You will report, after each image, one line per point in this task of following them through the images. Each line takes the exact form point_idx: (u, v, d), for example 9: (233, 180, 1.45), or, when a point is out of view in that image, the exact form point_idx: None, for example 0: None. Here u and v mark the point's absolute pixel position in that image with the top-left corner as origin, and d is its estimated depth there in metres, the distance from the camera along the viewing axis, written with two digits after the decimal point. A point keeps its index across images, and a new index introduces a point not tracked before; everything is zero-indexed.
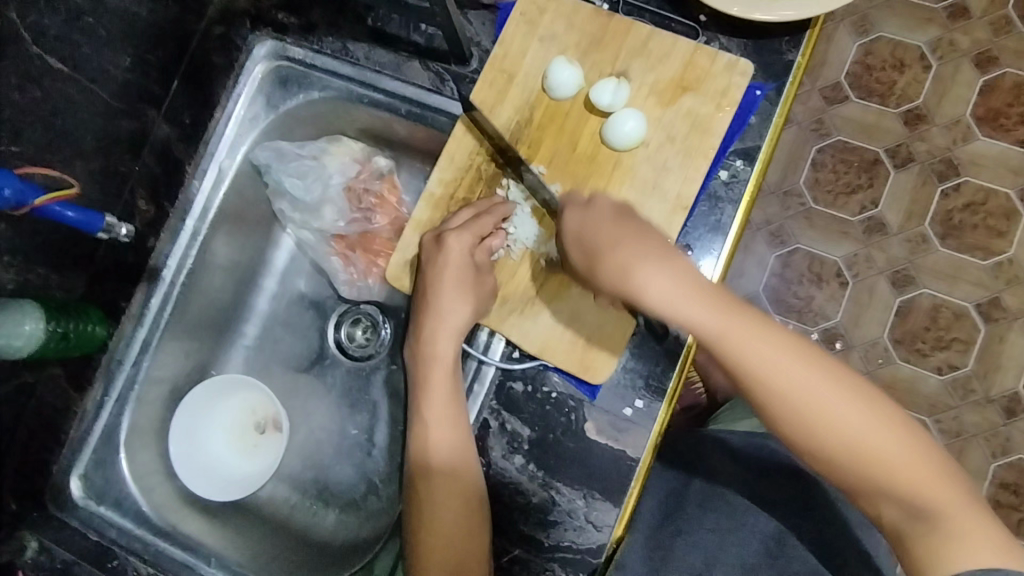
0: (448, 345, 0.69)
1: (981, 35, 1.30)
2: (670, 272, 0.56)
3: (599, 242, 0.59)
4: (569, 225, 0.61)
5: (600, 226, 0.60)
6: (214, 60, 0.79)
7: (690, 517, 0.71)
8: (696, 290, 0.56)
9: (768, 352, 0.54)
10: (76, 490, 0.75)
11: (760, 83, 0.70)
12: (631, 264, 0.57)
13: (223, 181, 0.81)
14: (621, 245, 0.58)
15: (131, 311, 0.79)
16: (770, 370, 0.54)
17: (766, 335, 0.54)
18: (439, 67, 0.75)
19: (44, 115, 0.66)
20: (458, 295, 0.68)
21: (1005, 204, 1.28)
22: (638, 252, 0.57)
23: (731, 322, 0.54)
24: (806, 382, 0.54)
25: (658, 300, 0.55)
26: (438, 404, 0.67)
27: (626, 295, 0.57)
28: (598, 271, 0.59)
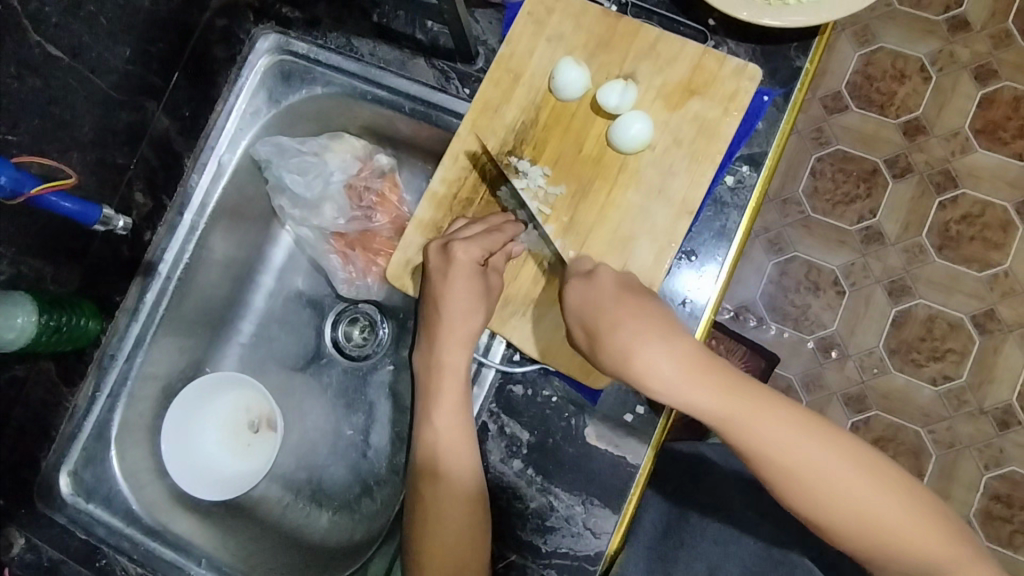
0: (458, 354, 0.67)
1: (981, 47, 1.31)
2: (674, 352, 0.54)
3: (602, 322, 0.57)
4: (572, 298, 0.60)
5: (601, 301, 0.59)
6: (216, 53, 0.78)
7: (690, 528, 0.69)
8: (704, 370, 0.54)
9: (776, 433, 0.53)
10: (65, 487, 0.74)
11: (768, 89, 0.70)
12: (632, 344, 0.55)
13: (223, 176, 0.79)
14: (620, 324, 0.56)
15: (125, 305, 0.77)
16: (778, 451, 0.53)
17: (773, 415, 0.53)
18: (445, 66, 0.75)
19: (42, 104, 0.65)
20: (469, 303, 0.66)
21: (1002, 216, 1.28)
22: (645, 335, 0.55)
23: (738, 404, 0.53)
24: (818, 461, 0.53)
25: (667, 380, 0.54)
26: (446, 412, 0.66)
27: (638, 381, 0.55)
28: (607, 344, 0.56)
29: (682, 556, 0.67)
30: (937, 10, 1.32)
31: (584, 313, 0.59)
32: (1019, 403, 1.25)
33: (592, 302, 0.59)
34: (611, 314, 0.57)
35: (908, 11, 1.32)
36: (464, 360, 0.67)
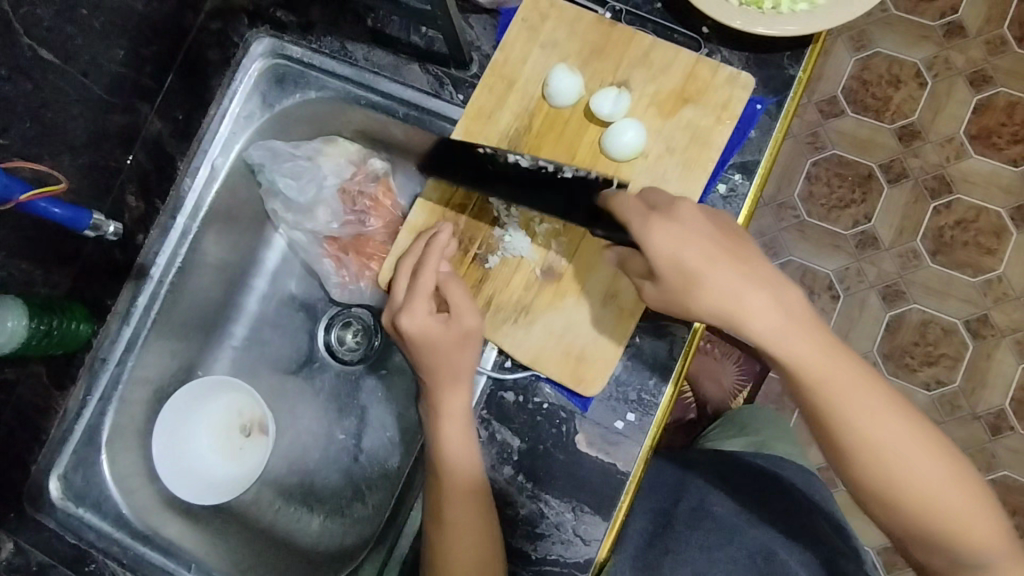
0: (454, 397, 0.66)
1: (977, 54, 1.31)
2: (770, 297, 0.57)
3: (690, 253, 0.57)
4: (660, 238, 0.58)
5: (702, 247, 0.58)
6: (210, 56, 0.78)
7: (678, 535, 0.69)
8: (795, 313, 0.57)
9: (849, 381, 0.56)
10: (55, 491, 0.74)
11: (761, 97, 0.70)
12: (730, 284, 0.57)
13: (216, 180, 0.79)
14: (721, 263, 0.57)
15: (117, 308, 0.78)
16: (848, 396, 0.56)
17: (848, 365, 0.57)
18: (438, 71, 0.75)
19: (33, 107, 0.64)
20: (450, 347, 0.65)
21: (996, 222, 1.29)
22: (743, 280, 0.57)
23: (819, 348, 0.57)
24: (879, 415, 0.56)
25: (754, 322, 0.56)
26: (452, 449, 0.64)
27: (725, 316, 0.57)
28: (695, 287, 0.57)
29: (668, 561, 0.67)
30: (933, 16, 1.32)
31: (674, 245, 0.58)
32: (1011, 407, 1.26)
33: (678, 241, 0.58)
34: (706, 249, 0.57)
35: (904, 17, 1.33)
36: (462, 400, 0.66)
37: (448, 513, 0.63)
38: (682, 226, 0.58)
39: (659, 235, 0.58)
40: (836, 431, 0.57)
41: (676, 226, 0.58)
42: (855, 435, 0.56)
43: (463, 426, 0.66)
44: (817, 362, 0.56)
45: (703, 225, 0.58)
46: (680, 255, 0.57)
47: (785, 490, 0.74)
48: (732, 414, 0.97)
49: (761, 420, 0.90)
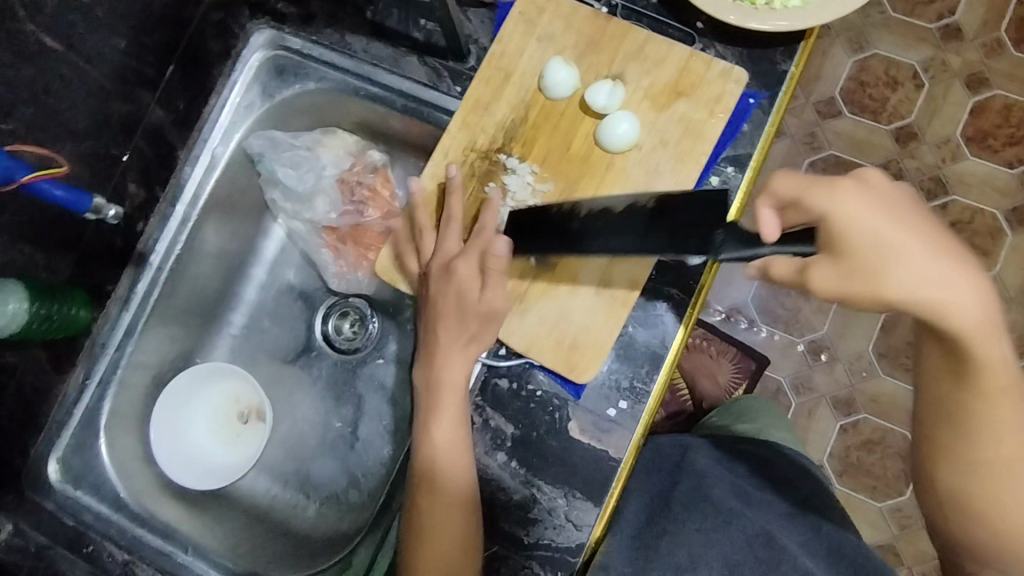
0: (459, 368, 0.67)
1: (973, 56, 1.33)
2: (979, 298, 0.43)
3: (882, 241, 0.42)
4: (857, 205, 0.42)
5: (922, 229, 0.43)
6: (212, 47, 0.79)
7: (675, 517, 0.66)
8: (994, 325, 0.44)
9: (1006, 401, 0.48)
10: (53, 474, 0.75)
11: (754, 91, 0.71)
12: (941, 284, 0.42)
13: (216, 168, 0.81)
14: (933, 253, 0.42)
15: (118, 294, 0.79)
16: (992, 412, 0.49)
17: (1019, 384, 0.48)
18: (437, 63, 0.76)
19: (37, 94, 0.65)
20: (471, 313, 0.67)
21: (992, 223, 1.30)
22: (955, 279, 0.42)
23: (997, 361, 0.46)
24: (1011, 437, 0.50)
25: (961, 323, 0.43)
26: (446, 418, 0.66)
27: (904, 310, 0.43)
28: (884, 279, 0.42)
29: (664, 544, 0.64)
30: (930, 18, 1.33)
31: (862, 218, 0.42)
32: None
33: (868, 216, 0.42)
34: (909, 234, 0.43)
35: (901, 19, 1.34)
36: (463, 372, 0.67)
37: (432, 482, 0.64)
38: (864, 204, 0.43)
39: (839, 207, 0.43)
40: (949, 432, 0.52)
41: (857, 193, 0.43)
42: (972, 447, 0.51)
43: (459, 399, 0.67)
44: (985, 377, 0.47)
45: (889, 192, 0.44)
46: (871, 241, 0.42)
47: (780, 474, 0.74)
48: (732, 402, 0.97)
49: (753, 410, 0.90)
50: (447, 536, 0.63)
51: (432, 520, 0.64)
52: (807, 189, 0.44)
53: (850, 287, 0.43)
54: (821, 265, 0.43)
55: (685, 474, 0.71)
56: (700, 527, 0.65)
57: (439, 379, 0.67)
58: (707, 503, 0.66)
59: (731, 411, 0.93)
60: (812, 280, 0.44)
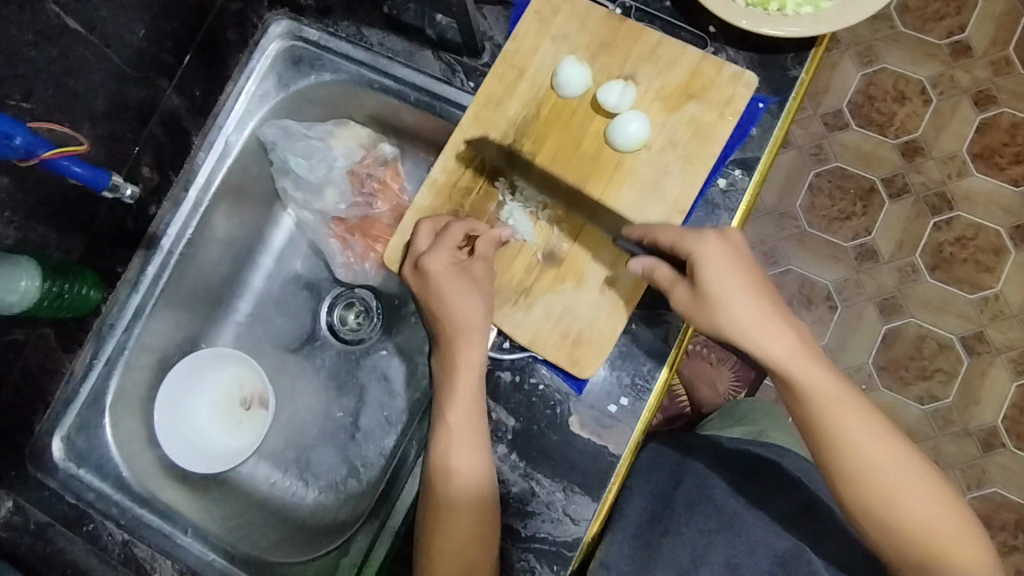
0: (473, 352, 0.65)
1: (982, 74, 1.33)
2: (777, 320, 0.57)
3: (716, 270, 0.58)
4: (665, 237, 0.61)
5: (735, 265, 0.58)
6: (230, 35, 0.80)
7: (678, 518, 0.69)
8: (801, 347, 0.57)
9: (848, 414, 0.56)
10: (58, 451, 0.75)
11: (764, 96, 0.72)
12: (751, 309, 0.57)
13: (229, 156, 0.81)
14: (741, 285, 0.57)
15: (126, 276, 0.79)
16: (842, 426, 0.56)
17: (852, 399, 0.57)
18: (451, 59, 0.77)
19: (57, 75, 0.67)
20: (467, 295, 0.66)
21: (995, 240, 1.30)
22: (766, 310, 0.57)
23: (829, 379, 0.56)
24: (870, 448, 0.56)
25: (776, 348, 0.56)
26: (460, 410, 0.65)
27: (735, 330, 0.57)
28: (715, 300, 0.58)
29: (666, 543, 0.67)
30: (940, 35, 1.35)
31: (704, 257, 0.58)
32: (1003, 425, 1.27)
33: (706, 252, 0.58)
34: (734, 274, 0.58)
35: (911, 35, 1.35)
36: (478, 361, 0.65)
37: (446, 476, 0.63)
38: (718, 248, 0.58)
39: (696, 247, 0.59)
40: (824, 456, 0.57)
41: (713, 236, 0.59)
42: (846, 461, 0.56)
43: (473, 389, 0.65)
44: (831, 392, 0.56)
45: (739, 244, 0.59)
46: (710, 273, 0.58)
47: (782, 472, 0.72)
48: (732, 404, 0.97)
49: (754, 413, 0.90)
50: (464, 529, 0.62)
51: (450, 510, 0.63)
52: (676, 235, 0.61)
53: (698, 308, 0.59)
54: (680, 294, 0.60)
55: (687, 475, 0.73)
56: (702, 529, 0.67)
57: (454, 371, 0.65)
58: (708, 504, 0.69)
59: (732, 414, 0.94)
60: (678, 305, 0.60)
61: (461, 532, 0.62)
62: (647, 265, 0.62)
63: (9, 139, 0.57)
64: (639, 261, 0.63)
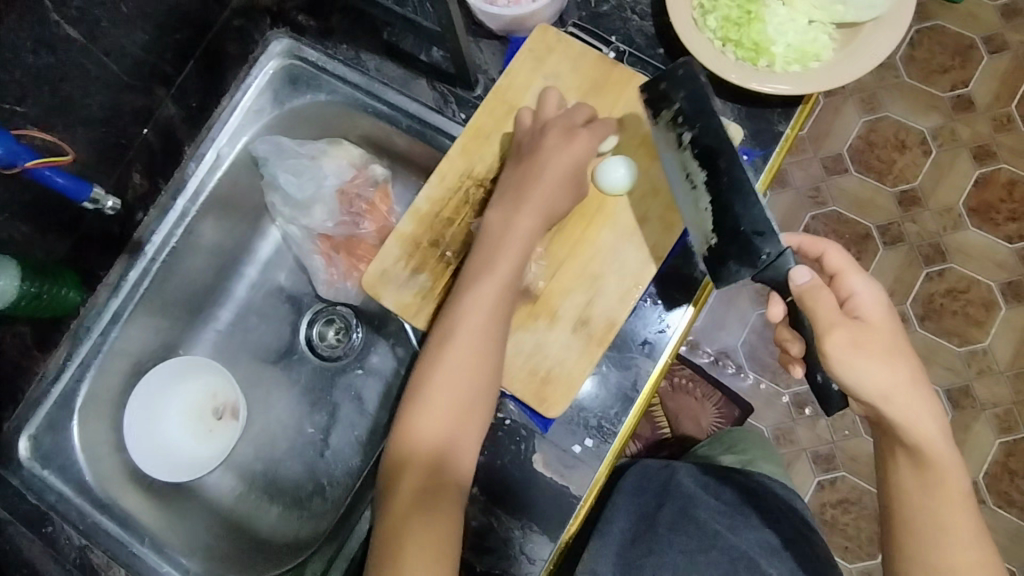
0: (518, 249, 0.65)
1: (982, 129, 1.35)
2: (932, 405, 0.58)
3: (888, 330, 0.57)
4: (835, 261, 0.62)
5: (890, 332, 0.58)
6: (230, 51, 0.82)
7: (660, 538, 0.71)
8: (940, 441, 0.58)
9: (964, 507, 0.59)
10: (23, 451, 0.75)
11: (748, 148, 0.73)
12: (907, 376, 0.56)
13: (220, 168, 0.82)
14: (908, 356, 0.57)
15: (108, 280, 0.80)
16: (943, 508, 0.58)
17: (965, 492, 0.59)
18: (444, 89, 0.78)
19: (53, 82, 0.67)
20: (542, 195, 0.66)
21: (987, 295, 1.31)
22: (918, 384, 0.56)
23: (954, 470, 0.58)
24: (969, 544, 0.58)
25: (919, 424, 0.57)
26: (499, 284, 0.64)
27: (871, 388, 0.55)
28: (867, 352, 0.55)
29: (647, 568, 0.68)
30: (943, 87, 1.36)
31: (869, 308, 0.59)
32: (984, 481, 1.26)
33: (866, 304, 0.59)
34: (906, 343, 0.58)
35: (914, 85, 1.37)
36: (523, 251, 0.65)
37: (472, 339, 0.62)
38: (884, 310, 0.59)
39: (858, 296, 0.59)
40: (924, 533, 0.59)
41: (875, 293, 0.60)
42: (938, 543, 0.58)
43: (482, 355, 0.62)
44: (951, 484, 0.58)
45: (892, 310, 0.60)
46: (884, 332, 0.57)
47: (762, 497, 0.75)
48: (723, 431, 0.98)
49: (741, 439, 0.92)
50: (450, 422, 0.61)
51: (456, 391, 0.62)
52: (842, 271, 0.62)
53: (853, 353, 0.55)
54: (836, 331, 0.55)
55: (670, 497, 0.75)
56: (684, 549, 0.69)
57: (459, 324, 0.63)
58: (692, 524, 0.71)
59: (722, 441, 0.94)
60: (830, 340, 0.55)
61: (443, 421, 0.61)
62: (815, 280, 0.56)
63: None
64: (807, 269, 0.56)
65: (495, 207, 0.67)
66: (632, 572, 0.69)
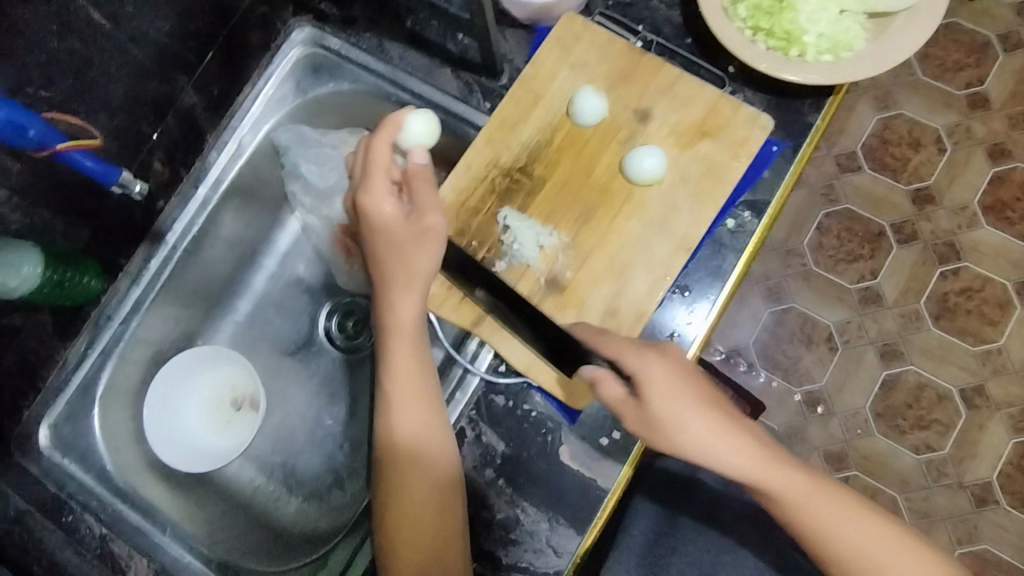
0: (411, 306, 0.67)
1: (998, 126, 1.33)
2: (744, 449, 0.57)
3: (661, 401, 0.58)
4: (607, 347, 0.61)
5: (653, 392, 0.58)
6: (253, 40, 0.81)
7: (686, 535, 0.70)
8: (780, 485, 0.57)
9: (872, 529, 0.57)
10: (43, 439, 0.75)
11: (778, 139, 0.72)
12: (702, 432, 0.57)
13: (241, 156, 0.82)
14: (697, 413, 0.58)
15: (130, 269, 0.80)
16: (852, 544, 0.57)
17: (860, 510, 0.58)
18: (469, 78, 0.77)
19: (77, 67, 0.67)
20: (417, 248, 0.66)
21: (1001, 294, 1.30)
22: (709, 423, 0.58)
23: (795, 500, 0.57)
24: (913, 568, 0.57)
25: (726, 466, 0.58)
26: (402, 354, 0.67)
27: (707, 459, 0.58)
28: (682, 427, 0.57)
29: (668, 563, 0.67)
30: (958, 85, 1.35)
31: (647, 392, 0.58)
32: (998, 481, 1.24)
33: (648, 377, 0.58)
34: (690, 400, 0.58)
35: (930, 83, 1.36)
36: (415, 310, 0.67)
37: (398, 422, 0.66)
38: (664, 363, 0.59)
39: (638, 369, 0.59)
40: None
41: (659, 365, 0.59)
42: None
43: (414, 389, 0.67)
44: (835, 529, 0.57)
45: (681, 362, 0.60)
46: (668, 399, 0.58)
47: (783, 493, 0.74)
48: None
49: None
50: (413, 489, 0.64)
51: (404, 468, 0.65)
52: (621, 355, 0.60)
53: (665, 432, 0.58)
54: (655, 436, 0.59)
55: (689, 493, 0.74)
56: (710, 548, 0.69)
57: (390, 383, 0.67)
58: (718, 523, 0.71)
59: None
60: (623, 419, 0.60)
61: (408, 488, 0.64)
62: (600, 372, 0.61)
63: (23, 131, 0.58)
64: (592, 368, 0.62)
65: (376, 271, 0.69)
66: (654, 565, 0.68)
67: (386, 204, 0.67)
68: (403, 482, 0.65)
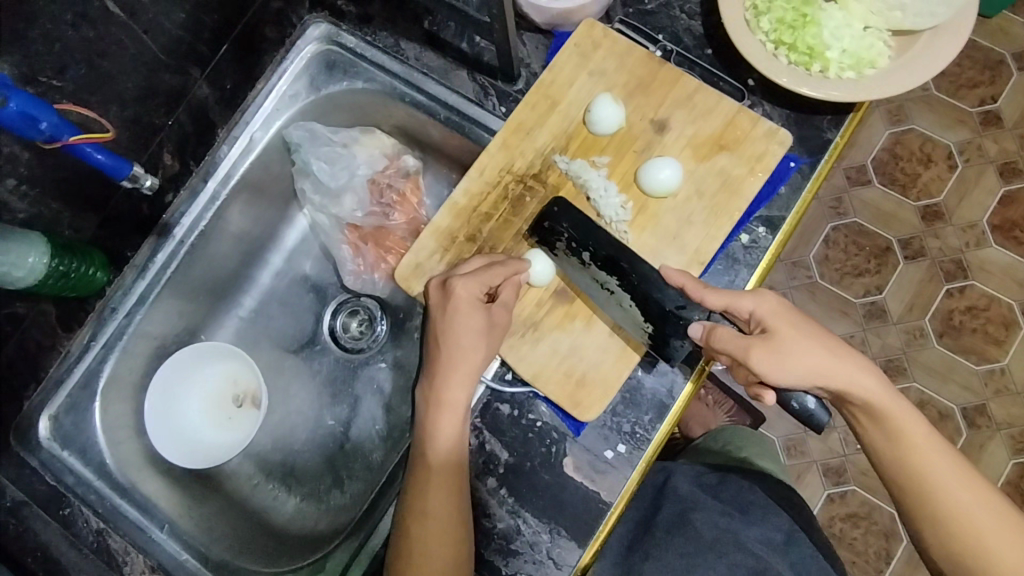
0: (459, 388, 0.64)
1: (1010, 145, 1.32)
2: (869, 377, 0.60)
3: (776, 323, 0.60)
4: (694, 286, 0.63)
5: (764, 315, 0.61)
6: (268, 34, 0.81)
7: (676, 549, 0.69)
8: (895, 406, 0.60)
9: (969, 487, 0.58)
10: (43, 430, 0.75)
11: (795, 155, 0.71)
12: (822, 360, 0.60)
13: (252, 152, 0.81)
14: (819, 341, 0.60)
15: (135, 261, 0.79)
16: (939, 481, 0.59)
17: (961, 471, 0.59)
18: (486, 81, 0.76)
19: (91, 57, 0.66)
20: (472, 337, 0.65)
21: (1007, 314, 1.29)
22: (845, 359, 0.60)
23: (909, 422, 0.59)
24: (1004, 535, 0.57)
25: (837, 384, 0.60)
26: (447, 436, 0.64)
27: (811, 379, 0.60)
28: (785, 353, 0.59)
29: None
30: (971, 103, 1.34)
31: (766, 315, 0.61)
32: None
33: (770, 312, 0.61)
34: (811, 330, 0.61)
35: (943, 99, 1.35)
36: (464, 396, 0.64)
37: (433, 490, 0.63)
38: (777, 302, 0.61)
39: (756, 309, 0.61)
40: (937, 505, 0.58)
41: (780, 301, 0.62)
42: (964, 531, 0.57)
43: (449, 480, 0.63)
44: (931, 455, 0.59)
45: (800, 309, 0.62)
46: (785, 328, 0.60)
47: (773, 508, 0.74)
48: (719, 428, 0.96)
49: (736, 439, 0.90)
50: (432, 568, 0.62)
51: (427, 544, 0.62)
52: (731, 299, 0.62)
53: (772, 356, 0.60)
54: (762, 350, 0.60)
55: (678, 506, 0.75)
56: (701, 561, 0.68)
57: (429, 470, 0.64)
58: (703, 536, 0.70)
59: (717, 438, 0.92)
60: (749, 356, 0.60)
61: (428, 561, 0.62)
62: (707, 325, 0.62)
63: (36, 122, 0.57)
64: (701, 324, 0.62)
65: (433, 342, 0.66)
66: (640, 565, 0.69)
67: (477, 292, 0.65)
68: (417, 555, 0.63)
